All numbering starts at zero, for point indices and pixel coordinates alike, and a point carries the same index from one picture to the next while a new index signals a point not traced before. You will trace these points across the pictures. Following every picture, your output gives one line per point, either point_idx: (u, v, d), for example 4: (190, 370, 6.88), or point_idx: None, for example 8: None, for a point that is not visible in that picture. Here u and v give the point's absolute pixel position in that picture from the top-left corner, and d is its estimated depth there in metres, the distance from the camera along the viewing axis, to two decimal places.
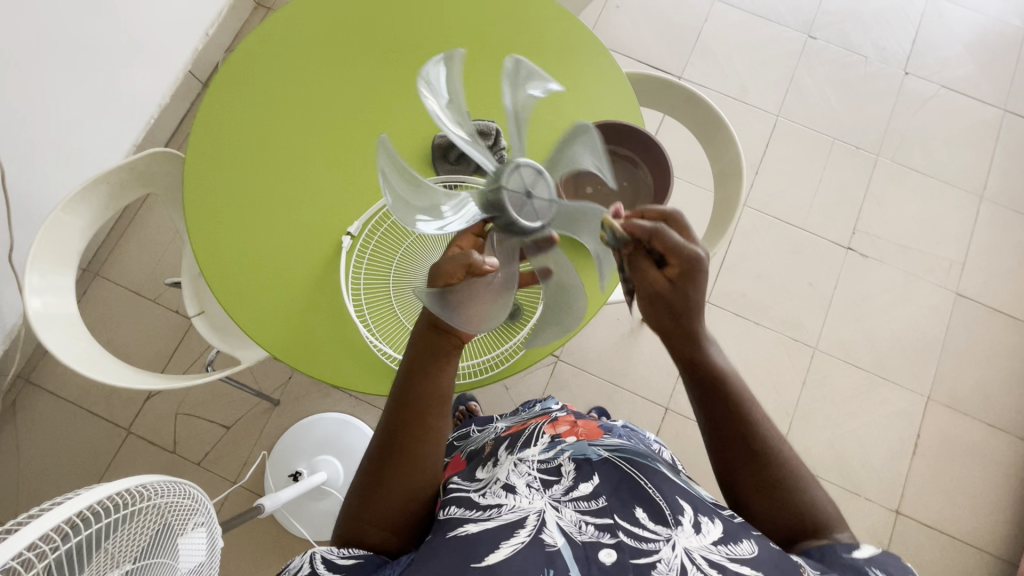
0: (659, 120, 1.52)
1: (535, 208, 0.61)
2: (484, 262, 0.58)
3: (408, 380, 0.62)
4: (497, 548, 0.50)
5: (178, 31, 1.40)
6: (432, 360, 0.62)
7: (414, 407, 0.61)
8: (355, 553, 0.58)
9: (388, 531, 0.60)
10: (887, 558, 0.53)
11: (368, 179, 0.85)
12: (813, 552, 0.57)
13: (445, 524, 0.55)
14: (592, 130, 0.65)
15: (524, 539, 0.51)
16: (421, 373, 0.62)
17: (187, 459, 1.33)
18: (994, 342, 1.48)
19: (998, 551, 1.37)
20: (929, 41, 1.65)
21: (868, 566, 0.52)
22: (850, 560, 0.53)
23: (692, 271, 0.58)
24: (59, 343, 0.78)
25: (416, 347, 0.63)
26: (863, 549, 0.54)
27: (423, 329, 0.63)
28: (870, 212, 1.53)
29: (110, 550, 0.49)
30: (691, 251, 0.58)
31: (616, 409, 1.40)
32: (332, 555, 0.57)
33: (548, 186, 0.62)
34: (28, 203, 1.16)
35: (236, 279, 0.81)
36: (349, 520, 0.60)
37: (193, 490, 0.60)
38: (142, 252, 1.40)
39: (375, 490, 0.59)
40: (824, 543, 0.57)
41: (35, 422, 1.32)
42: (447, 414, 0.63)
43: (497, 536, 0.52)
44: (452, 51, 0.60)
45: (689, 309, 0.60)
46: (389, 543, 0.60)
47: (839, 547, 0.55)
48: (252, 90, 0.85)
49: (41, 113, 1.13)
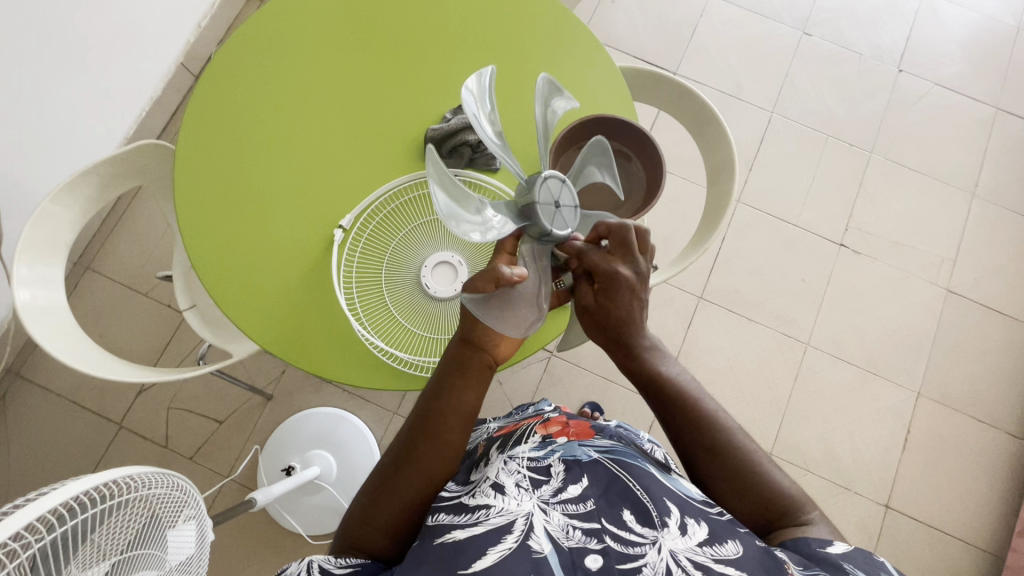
0: (654, 115, 1.52)
1: (564, 217, 0.63)
2: (512, 273, 0.59)
3: (436, 395, 0.63)
4: (484, 555, 0.50)
5: (170, 23, 1.39)
6: (463, 379, 0.63)
7: (438, 420, 0.62)
8: (350, 561, 0.56)
9: (391, 539, 0.58)
10: (860, 555, 0.52)
11: (361, 171, 0.84)
12: (789, 543, 0.56)
13: (432, 530, 0.54)
14: (605, 143, 0.72)
15: (511, 546, 0.51)
16: (451, 388, 0.63)
17: (179, 453, 1.32)
18: (984, 339, 1.49)
19: (985, 545, 1.39)
20: (922, 39, 1.65)
21: (846, 563, 0.51)
22: (825, 553, 0.53)
23: (615, 285, 0.64)
24: (47, 336, 0.77)
25: (448, 363, 0.65)
26: (836, 545, 0.54)
27: (457, 344, 0.65)
28: (863, 209, 1.54)
29: (97, 542, 0.49)
30: (611, 266, 0.64)
31: (608, 404, 1.40)
32: (328, 565, 0.55)
33: (573, 196, 0.63)
34: (16, 195, 1.15)
35: (228, 271, 0.81)
36: (353, 524, 0.60)
37: (182, 481, 0.60)
38: (133, 246, 1.39)
39: (385, 494, 0.60)
40: (798, 535, 0.57)
41: (25, 416, 1.31)
42: (467, 432, 0.64)
43: (483, 544, 0.51)
44: (487, 70, 0.62)
45: (620, 320, 0.65)
46: (391, 552, 0.58)
47: (814, 542, 0.54)
48: (246, 80, 0.85)
49: (31, 105, 1.12)
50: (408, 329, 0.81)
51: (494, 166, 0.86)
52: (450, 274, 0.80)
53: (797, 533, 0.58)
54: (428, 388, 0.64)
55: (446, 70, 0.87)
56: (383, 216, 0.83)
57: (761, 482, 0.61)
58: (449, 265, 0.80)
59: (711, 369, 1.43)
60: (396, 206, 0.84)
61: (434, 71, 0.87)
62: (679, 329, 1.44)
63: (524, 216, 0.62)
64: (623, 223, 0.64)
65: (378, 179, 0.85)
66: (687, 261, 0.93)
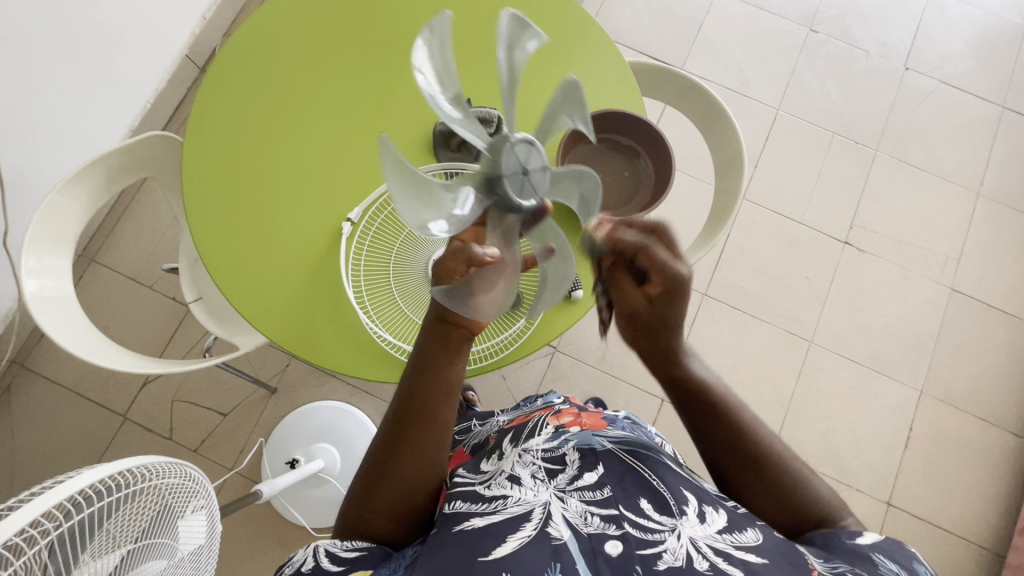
0: (660, 110, 1.52)
1: (533, 185, 0.62)
2: (486, 254, 0.58)
3: (418, 375, 0.61)
4: (504, 541, 0.50)
5: (176, 15, 1.38)
6: (445, 356, 0.62)
7: (421, 401, 0.60)
8: (357, 545, 0.57)
9: (390, 522, 0.59)
10: (890, 544, 0.53)
11: (370, 166, 0.84)
12: (818, 538, 0.57)
13: (449, 519, 0.54)
14: (578, 86, 0.62)
15: (530, 533, 0.51)
16: (430, 367, 0.61)
17: (183, 445, 1.32)
18: (987, 337, 1.49)
19: (986, 543, 1.39)
20: (929, 37, 1.65)
21: (872, 552, 0.51)
22: (855, 544, 0.53)
23: (670, 289, 0.61)
24: (56, 326, 0.77)
25: (424, 345, 0.62)
26: (865, 536, 0.54)
27: (431, 321, 0.63)
28: (868, 207, 1.53)
29: (110, 530, 0.49)
30: (669, 268, 0.60)
31: (612, 399, 1.40)
32: (334, 549, 0.57)
33: (542, 159, 0.61)
34: (22, 186, 1.14)
35: (235, 263, 0.81)
36: (352, 510, 0.60)
37: (193, 472, 0.60)
38: (138, 238, 1.39)
39: (380, 480, 0.59)
40: (828, 529, 0.57)
41: (29, 408, 1.31)
42: (455, 409, 0.63)
43: (503, 529, 0.51)
44: (432, 21, 0.52)
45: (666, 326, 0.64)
46: (390, 535, 0.60)
47: (843, 534, 0.55)
48: (254, 74, 0.85)
49: (36, 96, 1.12)
50: (415, 322, 0.81)
51: None
52: None
53: (828, 529, 0.58)
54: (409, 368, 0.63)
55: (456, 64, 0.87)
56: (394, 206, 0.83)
57: (779, 471, 0.62)
58: None
59: (715, 365, 1.43)
60: None
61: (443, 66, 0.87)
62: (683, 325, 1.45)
63: (489, 187, 0.60)
64: (663, 221, 0.61)
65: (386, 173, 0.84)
66: (693, 258, 0.92)
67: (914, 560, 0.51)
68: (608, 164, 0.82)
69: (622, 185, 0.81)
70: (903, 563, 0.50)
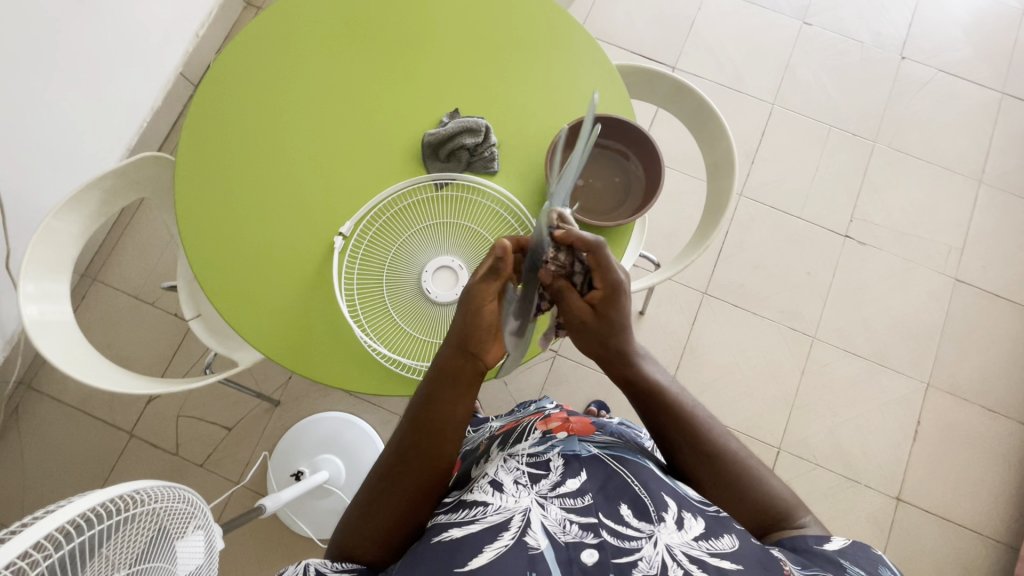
0: (654, 111, 1.51)
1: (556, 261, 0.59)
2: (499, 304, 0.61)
3: (429, 406, 0.62)
4: (480, 551, 0.50)
5: (169, 34, 1.40)
6: (459, 394, 0.62)
7: (436, 432, 0.61)
8: (347, 566, 0.58)
9: (382, 546, 0.59)
10: (856, 550, 0.53)
11: (360, 178, 0.84)
12: (785, 542, 0.57)
13: (432, 531, 0.55)
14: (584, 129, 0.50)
15: (507, 543, 0.51)
16: (443, 401, 0.62)
17: (190, 460, 1.33)
18: (994, 328, 1.47)
19: (1001, 537, 1.37)
20: (926, 25, 1.63)
21: (842, 558, 0.52)
22: (821, 550, 0.54)
23: (613, 295, 0.60)
24: (55, 350, 0.78)
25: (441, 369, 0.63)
26: (832, 541, 0.55)
27: (450, 353, 0.62)
28: (868, 199, 1.52)
29: (107, 555, 0.49)
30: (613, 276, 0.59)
31: (615, 402, 1.40)
32: (326, 568, 0.57)
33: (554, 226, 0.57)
34: (23, 210, 1.16)
35: (231, 280, 0.82)
36: (347, 534, 0.60)
37: (188, 493, 0.60)
38: (139, 257, 1.40)
39: (377, 503, 0.60)
40: (794, 534, 0.58)
41: (37, 428, 1.33)
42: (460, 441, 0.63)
43: (480, 540, 0.51)
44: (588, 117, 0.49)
45: (615, 329, 0.63)
46: (382, 559, 0.59)
47: (810, 539, 0.56)
48: (247, 90, 0.85)
49: (32, 122, 1.13)
50: (412, 334, 0.80)
51: (493, 170, 0.85)
52: (451, 278, 0.80)
53: (792, 533, 0.59)
54: (416, 399, 0.63)
55: (443, 72, 0.87)
56: (386, 219, 0.84)
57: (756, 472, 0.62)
58: (450, 269, 0.81)
59: (717, 364, 1.43)
60: (398, 210, 0.84)
61: (431, 78, 0.86)
62: (684, 325, 1.44)
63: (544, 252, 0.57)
64: (619, 282, 0.59)
65: (375, 186, 0.85)
66: (689, 259, 0.92)
67: (878, 558, 0.53)
68: (600, 170, 0.82)
69: (614, 191, 0.82)
70: (868, 566, 0.51)
